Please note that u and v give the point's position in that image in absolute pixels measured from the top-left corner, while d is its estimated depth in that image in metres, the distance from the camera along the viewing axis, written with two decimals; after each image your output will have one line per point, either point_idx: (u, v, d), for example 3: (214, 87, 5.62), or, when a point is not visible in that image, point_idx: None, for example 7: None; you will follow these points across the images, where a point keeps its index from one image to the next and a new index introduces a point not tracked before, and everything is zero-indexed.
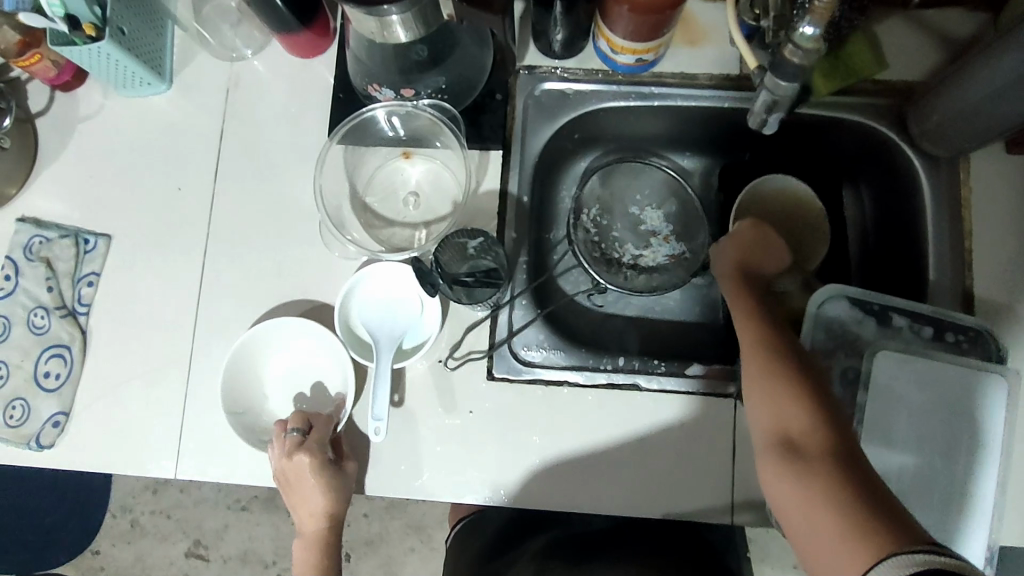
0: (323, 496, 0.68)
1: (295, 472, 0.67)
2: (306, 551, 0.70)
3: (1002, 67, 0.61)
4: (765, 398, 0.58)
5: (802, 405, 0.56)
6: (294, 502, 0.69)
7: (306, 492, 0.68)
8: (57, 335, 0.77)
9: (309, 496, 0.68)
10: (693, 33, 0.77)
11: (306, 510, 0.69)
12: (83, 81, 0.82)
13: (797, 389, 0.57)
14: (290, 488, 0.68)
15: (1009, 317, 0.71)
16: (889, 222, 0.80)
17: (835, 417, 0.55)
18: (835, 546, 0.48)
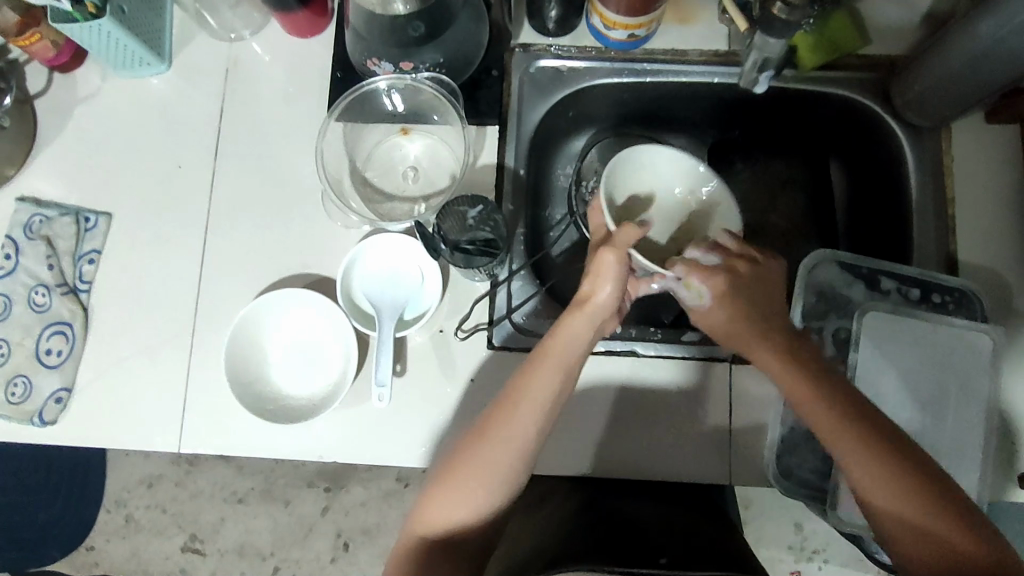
0: (560, 375, 0.64)
1: (552, 357, 0.65)
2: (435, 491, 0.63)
3: (980, 35, 0.64)
4: (884, 482, 0.57)
5: (921, 492, 0.56)
6: (493, 415, 0.63)
7: (538, 385, 0.64)
8: (58, 313, 0.77)
9: (533, 400, 0.63)
10: (683, 11, 0.80)
11: (516, 426, 0.63)
12: (81, 62, 0.82)
13: (906, 469, 0.57)
14: (511, 391, 0.64)
15: (993, 279, 0.73)
16: (874, 193, 0.83)
17: (941, 486, 0.57)
18: None
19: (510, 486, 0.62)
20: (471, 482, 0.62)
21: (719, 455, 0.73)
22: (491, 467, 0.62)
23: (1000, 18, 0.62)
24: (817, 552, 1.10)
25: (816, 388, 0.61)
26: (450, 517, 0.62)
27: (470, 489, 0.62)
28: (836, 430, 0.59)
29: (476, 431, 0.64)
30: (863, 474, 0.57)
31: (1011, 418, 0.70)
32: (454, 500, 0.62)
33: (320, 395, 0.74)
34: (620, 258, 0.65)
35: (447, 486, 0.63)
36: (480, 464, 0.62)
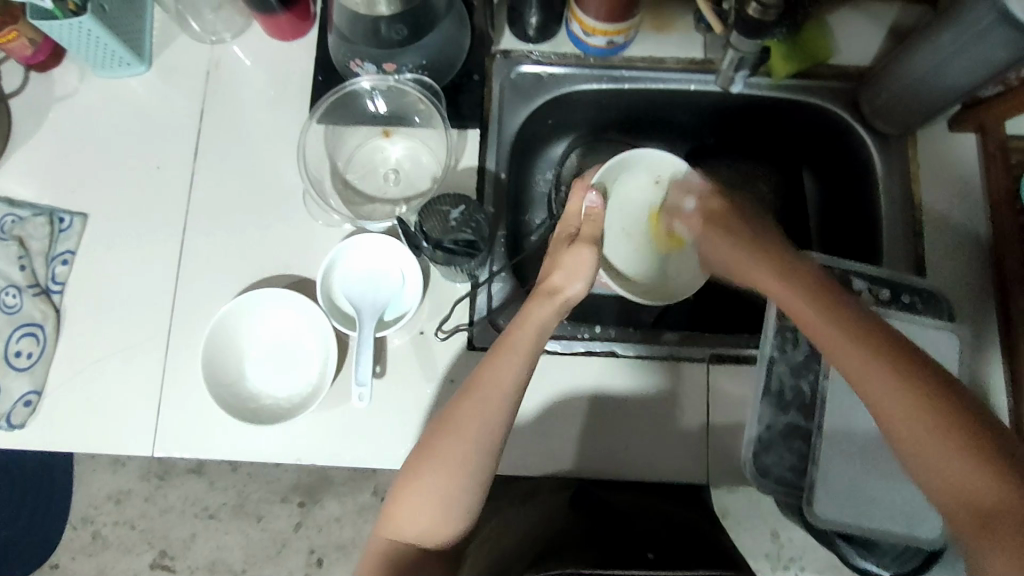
0: (524, 366, 0.65)
1: (520, 346, 0.65)
2: (409, 494, 0.63)
3: (941, 45, 0.67)
4: (921, 441, 0.54)
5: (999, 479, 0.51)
6: (458, 405, 0.64)
7: (501, 377, 0.64)
8: (29, 314, 0.75)
9: (495, 394, 0.63)
10: (660, 20, 0.81)
11: (481, 417, 0.63)
12: (59, 61, 0.82)
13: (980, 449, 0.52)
14: (475, 382, 0.64)
15: (958, 281, 0.75)
16: (843, 199, 0.86)
17: (1023, 475, 0.51)
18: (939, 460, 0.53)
19: (473, 489, 0.62)
20: (436, 480, 0.62)
21: (697, 456, 0.74)
22: (453, 463, 0.62)
23: (958, 29, 0.64)
24: (793, 560, 1.10)
25: (873, 363, 0.57)
26: (419, 524, 0.63)
27: (434, 490, 0.62)
28: (902, 414, 0.55)
29: (439, 424, 0.64)
30: (927, 463, 0.54)
31: None
32: (423, 501, 0.62)
33: (299, 396, 0.73)
34: (595, 259, 0.71)
35: (409, 487, 0.63)
36: (444, 460, 0.62)
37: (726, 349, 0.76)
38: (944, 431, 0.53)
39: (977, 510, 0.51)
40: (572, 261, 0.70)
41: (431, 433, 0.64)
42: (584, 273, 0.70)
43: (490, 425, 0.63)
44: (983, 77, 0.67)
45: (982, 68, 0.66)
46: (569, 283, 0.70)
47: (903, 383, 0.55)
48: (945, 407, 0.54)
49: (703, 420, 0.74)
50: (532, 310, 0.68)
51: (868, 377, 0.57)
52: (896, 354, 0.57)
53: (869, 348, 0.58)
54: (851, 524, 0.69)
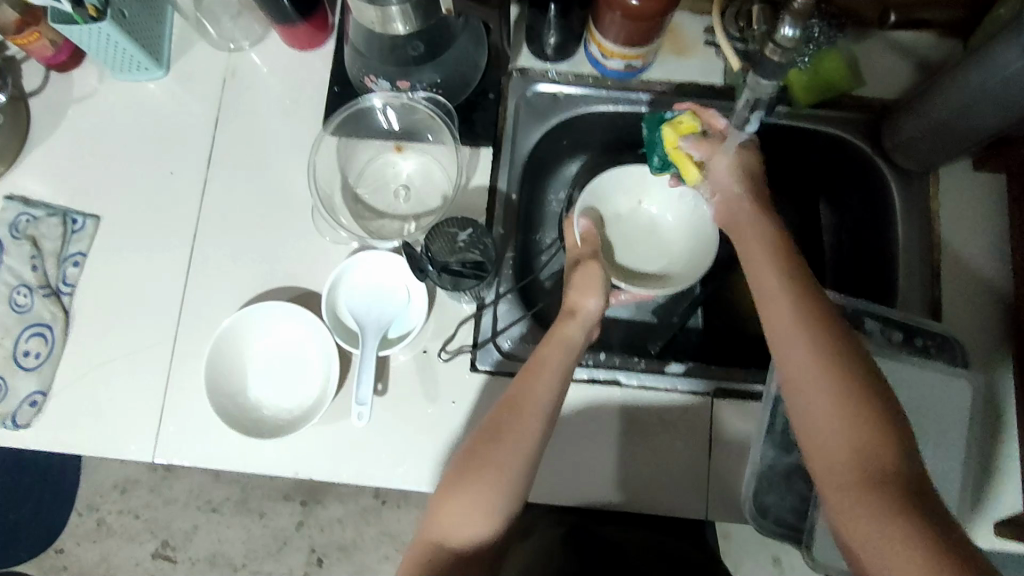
0: (559, 381, 0.66)
1: (551, 359, 0.67)
2: (453, 502, 0.61)
3: (967, 84, 0.65)
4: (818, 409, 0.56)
5: (859, 416, 0.54)
6: (499, 417, 0.64)
7: (539, 389, 0.65)
8: (39, 314, 0.76)
9: (533, 402, 0.64)
10: (680, 44, 0.80)
11: (519, 430, 0.63)
12: (79, 63, 0.82)
13: (860, 389, 0.55)
14: (513, 395, 0.65)
15: (973, 324, 0.74)
16: (863, 234, 0.84)
17: (895, 421, 0.54)
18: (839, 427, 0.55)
19: (511, 498, 0.62)
20: (481, 487, 0.61)
21: (696, 491, 0.73)
22: (500, 470, 0.62)
23: (985, 71, 0.63)
24: None
25: (790, 300, 0.60)
26: (463, 535, 0.61)
27: (478, 501, 0.61)
28: (790, 337, 0.59)
29: (479, 440, 0.63)
30: (800, 385, 0.57)
31: (989, 464, 0.70)
32: (465, 509, 0.61)
33: (301, 408, 0.73)
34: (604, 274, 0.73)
35: (449, 499, 0.62)
36: (489, 467, 0.62)
37: (732, 383, 0.75)
38: (824, 355, 0.57)
39: (834, 444, 0.55)
40: (583, 279, 0.73)
41: (470, 448, 0.63)
42: (598, 286, 0.72)
43: (528, 441, 0.63)
44: (1009, 119, 0.65)
45: (1010, 112, 0.64)
46: (585, 297, 0.72)
47: (808, 322, 0.59)
48: (839, 346, 0.57)
49: (704, 454, 0.74)
50: (560, 328, 0.69)
51: (778, 312, 0.61)
52: (817, 304, 0.60)
53: (791, 287, 0.61)
54: None
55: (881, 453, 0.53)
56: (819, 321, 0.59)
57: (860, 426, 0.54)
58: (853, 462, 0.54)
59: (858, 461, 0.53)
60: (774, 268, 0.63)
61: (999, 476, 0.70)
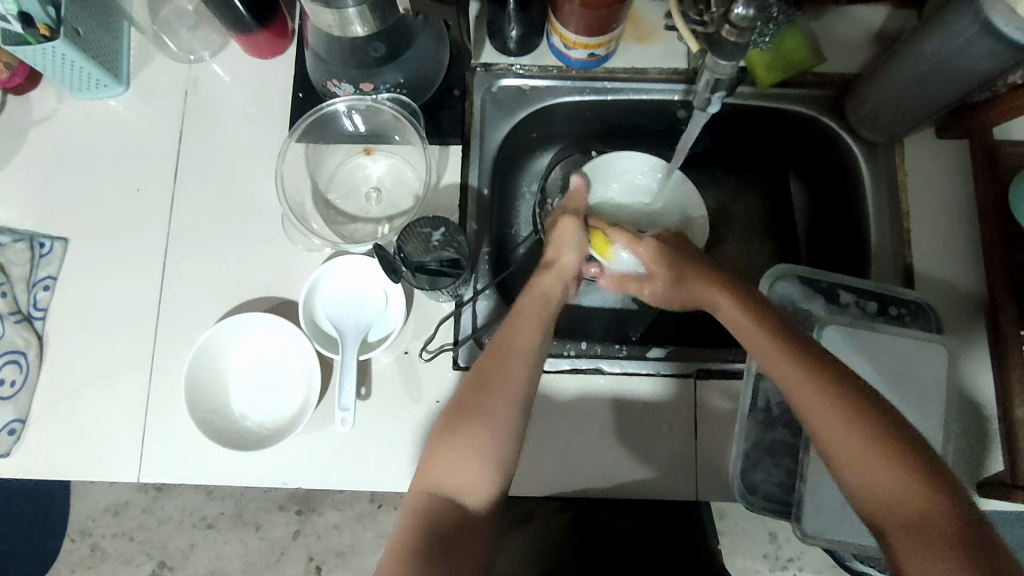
0: (540, 327, 0.67)
1: (532, 311, 0.69)
2: (459, 453, 0.61)
3: (923, 54, 0.66)
4: (815, 415, 0.58)
5: (892, 458, 0.55)
6: (488, 363, 0.65)
7: (523, 335, 0.66)
8: (11, 341, 0.74)
9: (518, 345, 0.65)
10: (642, 30, 0.81)
11: (510, 374, 0.64)
12: (36, 84, 0.81)
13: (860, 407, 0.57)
14: (501, 338, 0.66)
15: (946, 290, 0.75)
16: (835, 208, 0.84)
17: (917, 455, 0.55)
18: (846, 435, 0.56)
19: (510, 443, 0.62)
20: (477, 434, 0.61)
21: (685, 472, 0.73)
22: (501, 418, 0.62)
23: (942, 38, 0.63)
24: (791, 561, 1.13)
25: (770, 341, 0.63)
26: (463, 479, 0.60)
27: (477, 441, 0.61)
28: (806, 397, 0.59)
29: (470, 389, 0.64)
30: (829, 437, 0.57)
31: (970, 425, 0.71)
32: (460, 456, 0.61)
33: (285, 418, 0.73)
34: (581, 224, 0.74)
35: (451, 444, 0.61)
36: (487, 413, 0.62)
37: (713, 364, 0.76)
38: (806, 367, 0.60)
39: (870, 484, 0.55)
40: (560, 234, 0.74)
41: (462, 398, 0.64)
42: (578, 241, 0.74)
43: (513, 382, 0.63)
44: (970, 85, 0.66)
45: (970, 79, 0.65)
46: (563, 254, 0.74)
47: (816, 381, 0.59)
48: (822, 371, 0.59)
49: (691, 436, 0.74)
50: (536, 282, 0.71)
51: (783, 374, 0.61)
52: (815, 359, 0.61)
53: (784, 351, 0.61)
54: (840, 540, 0.68)
55: (910, 485, 0.54)
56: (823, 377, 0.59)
57: (894, 464, 0.55)
58: (898, 503, 0.54)
59: (881, 477, 0.55)
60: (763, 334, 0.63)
61: (981, 438, 0.71)
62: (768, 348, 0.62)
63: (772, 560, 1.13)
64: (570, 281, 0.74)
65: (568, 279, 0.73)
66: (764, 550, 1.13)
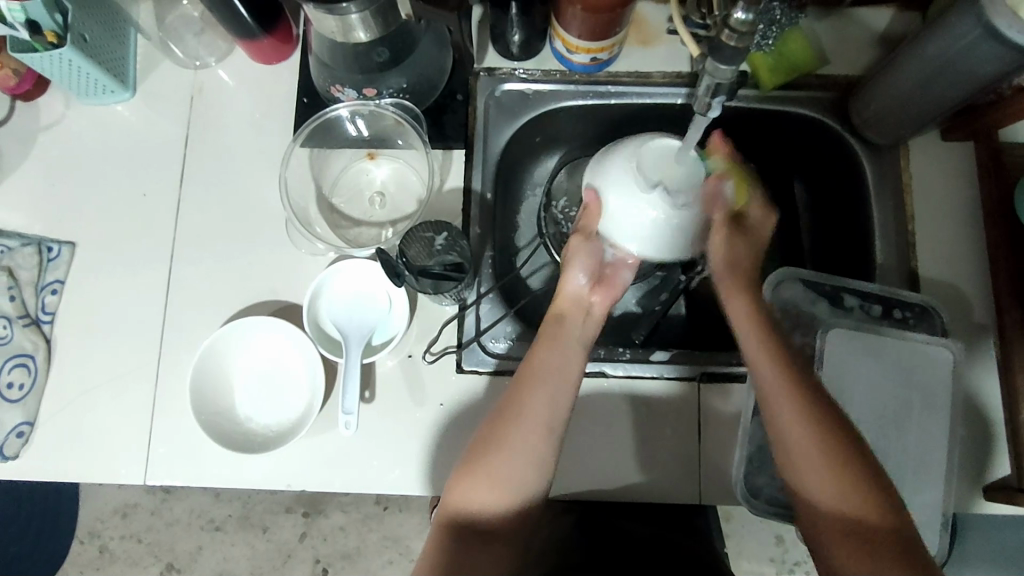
0: (574, 356, 0.67)
1: (565, 337, 0.68)
2: (490, 483, 0.62)
3: (926, 56, 0.65)
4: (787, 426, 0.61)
5: (849, 478, 0.58)
6: (515, 391, 0.65)
7: (551, 361, 0.66)
8: (19, 345, 0.75)
9: (545, 373, 0.65)
10: (645, 34, 0.81)
11: (536, 405, 0.64)
12: (44, 90, 0.82)
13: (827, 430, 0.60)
14: (527, 366, 0.66)
15: (951, 292, 0.74)
16: (840, 211, 0.84)
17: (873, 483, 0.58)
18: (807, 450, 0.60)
19: (535, 471, 0.63)
20: (508, 463, 0.62)
21: (689, 475, 0.73)
22: (529, 447, 0.63)
23: (946, 41, 0.63)
24: (798, 564, 1.12)
25: (762, 345, 0.65)
26: (493, 505, 0.62)
27: (505, 472, 0.62)
28: (793, 419, 0.61)
29: (498, 417, 0.64)
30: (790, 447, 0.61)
31: (976, 428, 0.71)
32: (492, 485, 0.62)
33: (289, 420, 0.73)
34: (589, 240, 0.71)
35: (481, 473, 0.62)
36: (516, 442, 0.63)
37: (717, 367, 0.75)
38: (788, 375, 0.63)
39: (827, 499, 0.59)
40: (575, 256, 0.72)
41: (490, 426, 0.64)
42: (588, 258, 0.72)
43: (539, 409, 0.64)
44: (974, 87, 0.65)
45: (974, 82, 0.65)
46: (571, 273, 0.71)
47: (799, 402, 0.61)
48: (801, 384, 0.62)
49: (695, 440, 0.74)
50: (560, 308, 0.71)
51: (781, 400, 0.62)
52: (806, 384, 0.62)
53: (778, 370, 0.63)
54: None
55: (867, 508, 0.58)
56: (807, 398, 0.61)
57: (849, 482, 0.58)
58: (846, 512, 0.58)
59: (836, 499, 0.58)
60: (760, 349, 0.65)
61: (988, 441, 0.70)
62: (765, 369, 0.64)
63: (779, 563, 1.13)
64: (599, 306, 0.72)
65: (584, 303, 0.71)
66: (771, 553, 1.13)
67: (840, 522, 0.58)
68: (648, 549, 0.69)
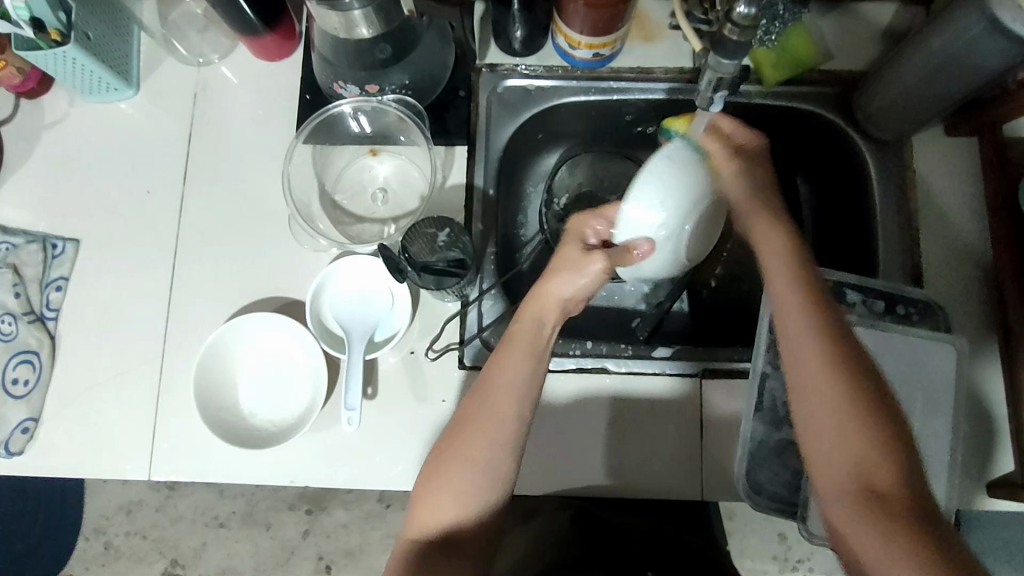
0: (530, 358, 0.62)
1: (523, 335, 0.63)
2: (438, 500, 0.60)
3: (930, 51, 0.65)
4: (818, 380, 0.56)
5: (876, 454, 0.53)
6: (475, 408, 0.61)
7: (505, 370, 0.62)
8: (25, 341, 0.76)
9: (501, 382, 0.62)
10: (648, 29, 0.81)
11: (490, 415, 0.61)
12: (49, 88, 0.82)
13: (863, 393, 0.55)
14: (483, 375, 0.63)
15: (955, 288, 0.74)
16: (843, 207, 0.84)
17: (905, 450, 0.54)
18: (833, 409, 0.55)
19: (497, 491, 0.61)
20: (453, 478, 0.60)
21: (692, 472, 0.73)
22: (472, 459, 0.60)
23: (950, 35, 0.63)
24: (802, 562, 1.12)
25: (795, 294, 0.60)
26: (443, 523, 0.61)
27: (457, 489, 0.60)
28: (819, 373, 0.56)
29: (452, 429, 0.62)
30: (815, 404, 0.56)
31: (980, 425, 0.71)
32: (442, 503, 0.60)
33: (292, 416, 0.74)
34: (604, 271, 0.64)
35: (433, 488, 0.61)
36: (459, 456, 0.60)
37: (719, 363, 0.75)
38: (821, 330, 0.57)
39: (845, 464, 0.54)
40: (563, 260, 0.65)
41: (444, 438, 0.63)
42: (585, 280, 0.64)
43: (501, 425, 0.61)
44: (978, 81, 0.65)
45: (978, 76, 0.64)
46: (564, 282, 0.64)
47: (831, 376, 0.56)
48: (837, 341, 0.57)
49: (697, 436, 0.74)
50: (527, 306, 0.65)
51: (813, 348, 0.57)
52: (848, 349, 0.57)
53: (810, 335, 0.58)
54: None
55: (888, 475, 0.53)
56: (844, 364, 0.56)
57: (878, 448, 0.53)
58: (866, 479, 0.53)
59: (858, 465, 0.53)
60: (795, 313, 0.59)
61: (991, 438, 0.70)
62: (798, 323, 0.58)
63: (782, 560, 1.12)
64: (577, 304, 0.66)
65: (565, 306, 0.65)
66: (774, 551, 1.12)
67: (859, 494, 0.53)
68: (650, 545, 0.69)
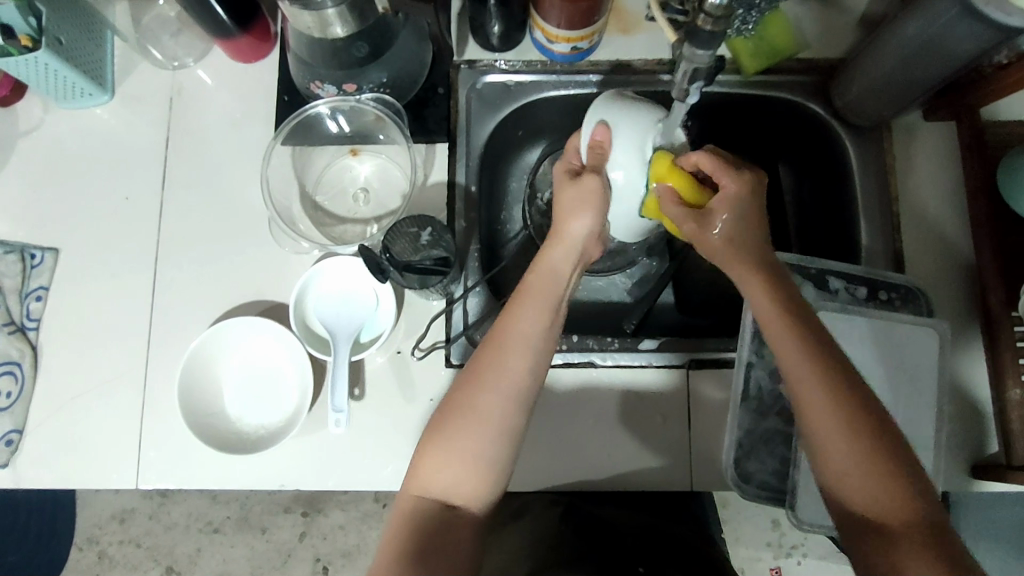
0: (536, 312, 0.64)
1: (535, 296, 0.64)
2: (445, 466, 0.60)
3: (903, 36, 0.65)
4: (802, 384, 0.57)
5: (882, 473, 0.54)
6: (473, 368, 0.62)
7: (521, 325, 0.63)
8: (5, 353, 0.75)
9: (519, 339, 0.62)
10: (625, 21, 0.81)
11: (508, 374, 0.61)
12: (21, 96, 0.81)
13: (840, 393, 0.56)
14: (495, 334, 0.63)
15: (936, 272, 0.75)
16: (824, 194, 0.84)
17: (892, 447, 0.55)
18: (822, 417, 0.56)
19: (499, 449, 0.61)
20: (461, 440, 0.60)
21: (680, 462, 0.74)
22: (489, 424, 0.60)
23: (923, 20, 0.63)
24: (796, 548, 1.13)
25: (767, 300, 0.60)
26: (451, 485, 0.60)
27: (464, 450, 0.60)
28: (800, 377, 0.57)
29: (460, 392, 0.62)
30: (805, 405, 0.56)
31: (963, 407, 0.71)
32: (455, 464, 0.60)
33: (279, 420, 0.73)
34: (604, 188, 0.65)
35: (439, 452, 0.60)
36: (477, 415, 0.60)
37: (706, 354, 0.76)
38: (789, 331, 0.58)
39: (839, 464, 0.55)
40: (573, 195, 0.66)
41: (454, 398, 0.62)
42: (597, 205, 0.66)
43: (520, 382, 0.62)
44: (954, 65, 0.65)
45: (952, 60, 0.65)
46: (577, 219, 0.66)
47: (831, 402, 0.55)
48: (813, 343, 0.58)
49: (685, 427, 0.74)
50: (546, 253, 0.66)
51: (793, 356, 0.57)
52: (826, 349, 0.58)
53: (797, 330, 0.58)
54: None
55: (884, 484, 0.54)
56: (823, 358, 0.57)
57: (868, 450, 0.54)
58: (872, 488, 0.54)
59: (859, 464, 0.54)
60: (774, 306, 0.60)
61: (975, 419, 0.71)
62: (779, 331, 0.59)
63: (776, 546, 1.13)
64: (590, 248, 0.68)
65: (581, 252, 0.67)
66: (768, 538, 1.13)
67: (863, 497, 0.54)
68: (642, 536, 0.69)
